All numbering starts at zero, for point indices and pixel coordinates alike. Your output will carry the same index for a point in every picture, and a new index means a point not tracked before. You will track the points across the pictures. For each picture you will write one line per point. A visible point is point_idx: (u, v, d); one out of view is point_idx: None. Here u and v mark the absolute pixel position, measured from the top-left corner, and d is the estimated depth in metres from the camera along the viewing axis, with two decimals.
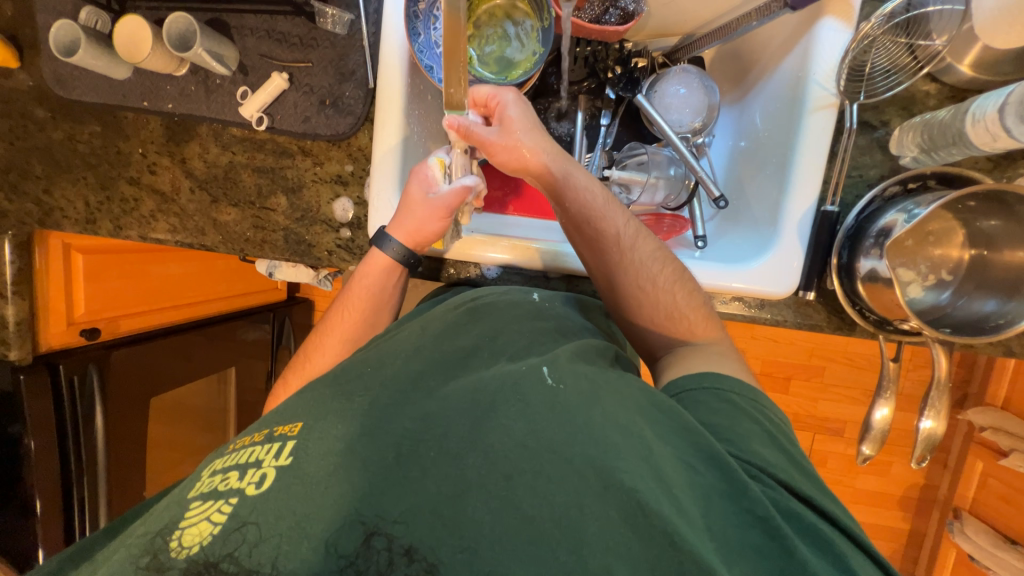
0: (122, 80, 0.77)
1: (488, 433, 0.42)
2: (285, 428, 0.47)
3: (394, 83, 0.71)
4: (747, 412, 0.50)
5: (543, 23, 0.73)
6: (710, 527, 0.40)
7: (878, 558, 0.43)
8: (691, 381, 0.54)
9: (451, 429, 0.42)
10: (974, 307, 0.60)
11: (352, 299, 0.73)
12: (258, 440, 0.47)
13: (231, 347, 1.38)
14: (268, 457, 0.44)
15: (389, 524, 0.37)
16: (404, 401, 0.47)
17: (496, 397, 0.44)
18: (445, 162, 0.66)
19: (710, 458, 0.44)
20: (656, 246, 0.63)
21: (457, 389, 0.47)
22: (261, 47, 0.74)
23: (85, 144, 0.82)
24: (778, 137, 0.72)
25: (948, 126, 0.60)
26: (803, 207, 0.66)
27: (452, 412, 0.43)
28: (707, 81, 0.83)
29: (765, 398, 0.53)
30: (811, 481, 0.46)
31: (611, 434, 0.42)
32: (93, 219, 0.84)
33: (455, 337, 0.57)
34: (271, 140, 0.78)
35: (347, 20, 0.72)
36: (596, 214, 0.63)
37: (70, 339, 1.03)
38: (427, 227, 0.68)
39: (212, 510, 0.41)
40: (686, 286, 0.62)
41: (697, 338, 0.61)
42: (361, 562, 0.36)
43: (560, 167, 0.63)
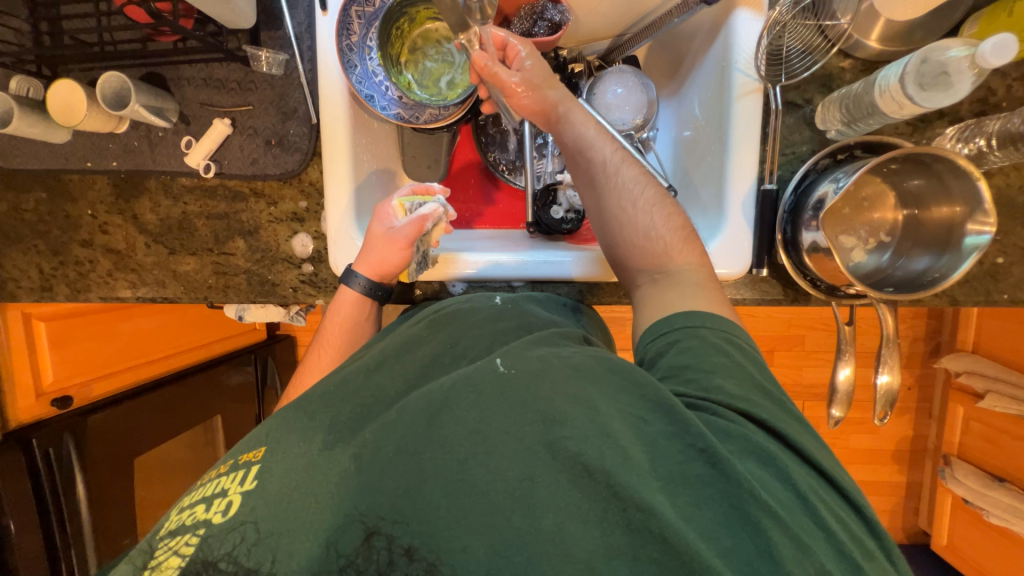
0: (63, 144, 0.77)
1: (444, 427, 0.42)
2: (248, 455, 0.48)
3: (337, 115, 0.72)
4: (716, 345, 0.50)
5: None
6: (657, 469, 0.40)
7: (828, 474, 0.44)
8: (680, 318, 0.53)
9: (408, 434, 0.43)
10: (913, 265, 0.63)
11: (328, 334, 0.73)
12: (223, 471, 0.48)
13: (216, 394, 1.36)
14: (233, 485, 0.45)
15: (388, 525, 0.38)
16: (377, 420, 0.47)
17: (450, 397, 0.45)
18: (403, 201, 0.71)
19: (657, 403, 0.44)
20: (640, 172, 0.65)
21: (417, 398, 0.47)
22: (199, 95, 0.75)
23: (31, 212, 0.81)
24: (712, 123, 0.74)
25: (861, 98, 0.64)
26: (744, 188, 0.69)
27: (422, 424, 0.43)
28: (643, 78, 0.85)
29: (737, 329, 0.53)
30: (771, 405, 0.47)
31: (563, 407, 0.42)
32: (50, 286, 0.83)
33: (414, 350, 0.58)
34: (222, 186, 0.78)
35: (282, 60, 0.73)
36: (587, 145, 0.66)
37: (41, 411, 1.01)
38: (389, 259, 0.70)
39: (180, 544, 0.42)
40: (675, 221, 0.62)
41: (674, 261, 0.60)
42: (361, 561, 0.38)
43: (563, 100, 0.68)
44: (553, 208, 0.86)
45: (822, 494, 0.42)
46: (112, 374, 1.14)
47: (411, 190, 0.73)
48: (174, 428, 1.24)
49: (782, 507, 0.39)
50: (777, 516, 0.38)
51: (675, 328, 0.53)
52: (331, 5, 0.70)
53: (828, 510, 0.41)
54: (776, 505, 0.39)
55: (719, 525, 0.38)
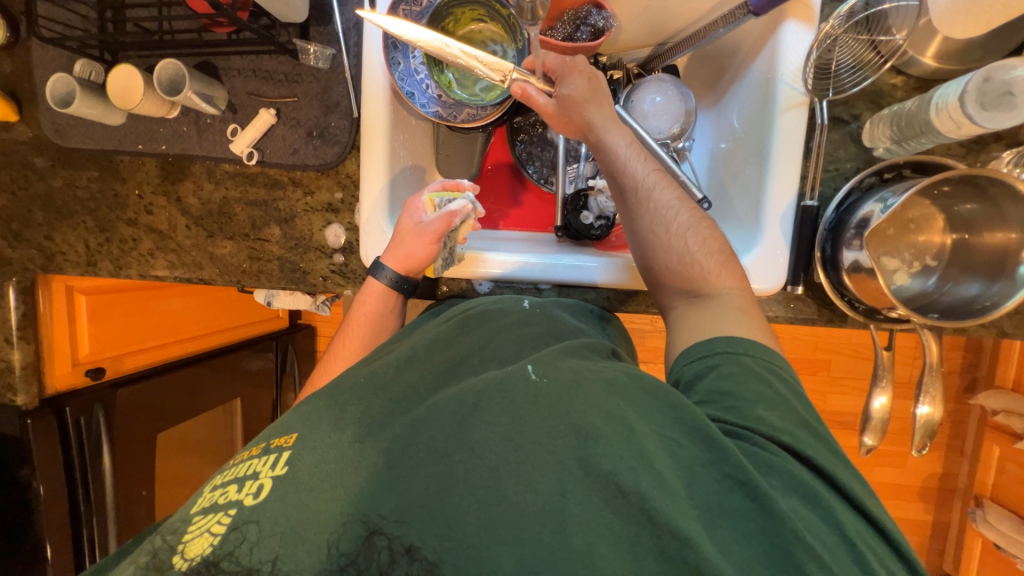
0: (117, 126, 0.80)
1: (473, 429, 0.42)
2: (280, 441, 0.48)
3: (378, 111, 0.73)
4: (757, 374, 0.49)
5: (517, 45, 0.74)
6: (693, 498, 0.39)
7: (874, 519, 0.42)
8: (719, 345, 0.52)
9: (437, 431, 0.43)
10: (961, 291, 0.61)
11: (354, 324, 0.75)
12: (255, 454, 0.48)
13: (238, 377, 1.45)
14: (264, 469, 0.45)
15: (389, 525, 0.39)
16: (406, 416, 0.47)
17: (480, 397, 0.45)
18: (434, 197, 0.72)
19: (694, 428, 0.43)
20: (675, 194, 0.63)
21: (446, 397, 0.47)
22: (247, 85, 0.77)
23: (84, 189, 0.85)
24: (753, 135, 0.73)
25: (915, 116, 0.61)
26: (784, 204, 0.67)
27: (453, 426, 0.43)
28: (683, 88, 0.85)
29: (778, 359, 0.52)
30: (815, 442, 0.45)
31: (596, 419, 0.42)
32: (94, 261, 0.87)
33: (443, 348, 0.58)
34: (262, 173, 0.80)
35: (329, 54, 0.74)
36: (618, 168, 0.65)
37: (76, 380, 1.05)
38: (417, 253, 0.71)
39: (212, 522, 0.43)
40: (710, 246, 0.61)
41: (710, 284, 0.59)
42: (361, 562, 0.38)
43: (597, 123, 0.67)
44: (583, 214, 0.87)
45: (870, 541, 0.40)
46: (144, 349, 1.20)
47: (442, 185, 0.74)
48: (193, 409, 1.29)
49: (826, 550, 0.38)
50: (821, 560, 0.37)
51: (715, 355, 0.51)
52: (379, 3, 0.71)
53: (878, 560, 0.39)
54: (822, 549, 0.38)
55: (761, 564, 0.37)
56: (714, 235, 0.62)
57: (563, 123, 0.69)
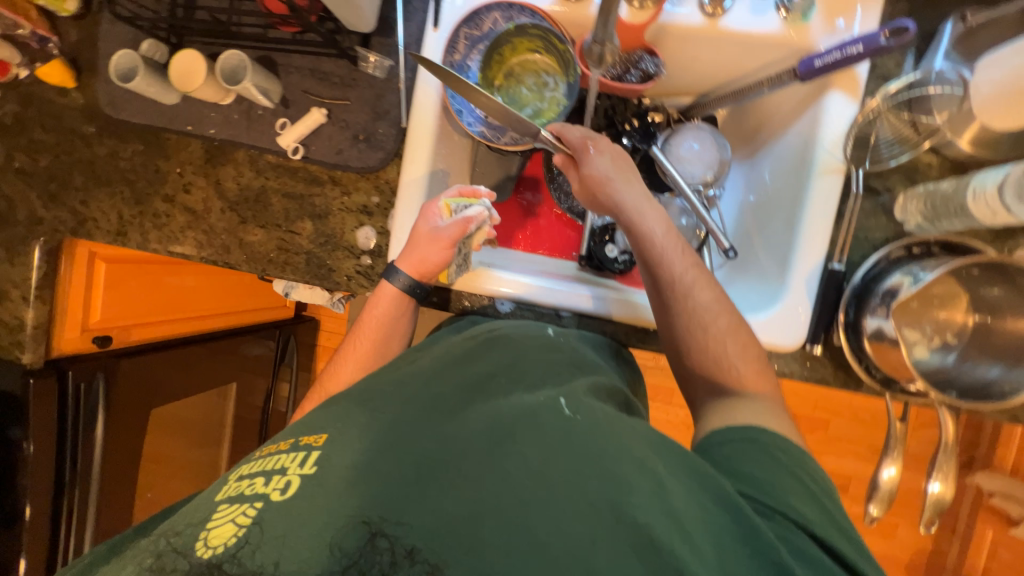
0: (171, 105, 0.83)
1: (505, 456, 0.42)
2: (309, 438, 0.49)
3: (426, 123, 0.75)
4: (785, 460, 0.49)
5: (569, 78, 0.76)
6: (721, 568, 0.39)
7: None
8: (734, 434, 0.53)
9: (466, 454, 0.43)
10: (979, 372, 0.62)
11: (366, 328, 0.75)
12: (283, 449, 0.48)
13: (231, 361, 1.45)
14: (292, 465, 0.45)
15: (392, 526, 0.39)
16: (434, 430, 0.47)
17: (514, 425, 0.45)
18: (450, 202, 0.72)
19: (723, 498, 0.43)
20: (709, 290, 0.64)
21: (477, 419, 0.47)
22: (303, 83, 0.79)
23: (126, 161, 0.87)
24: (786, 193, 0.75)
25: (951, 198, 0.63)
26: (810, 264, 0.68)
27: (486, 451, 0.43)
28: (720, 138, 0.88)
29: (803, 445, 0.52)
30: (840, 534, 0.45)
31: (629, 469, 0.42)
32: (124, 231, 0.88)
33: (471, 366, 0.58)
34: (303, 168, 0.81)
35: (387, 65, 0.77)
36: (652, 258, 0.66)
37: (83, 345, 1.04)
38: (431, 258, 0.71)
39: (236, 513, 0.42)
40: (732, 330, 0.62)
41: (748, 389, 0.59)
42: (363, 562, 0.38)
43: (634, 209, 0.68)
44: (609, 246, 0.89)
45: None
46: (151, 323, 1.20)
47: (459, 191, 0.74)
48: (184, 386, 1.28)
49: None
50: None
51: (730, 442, 0.52)
52: (443, 23, 0.74)
53: None
54: None
55: None
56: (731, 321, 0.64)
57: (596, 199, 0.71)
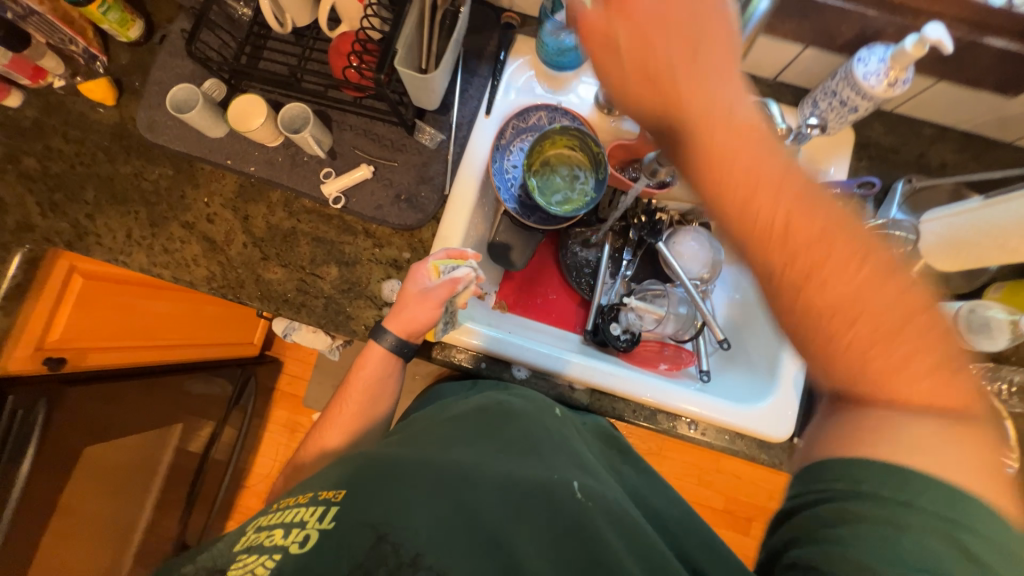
0: (214, 138, 0.84)
1: (515, 531, 0.47)
2: (328, 493, 0.52)
3: (469, 196, 0.82)
4: (894, 522, 0.39)
5: (598, 175, 0.85)
6: None
7: None
8: (834, 473, 0.43)
9: (479, 516, 0.48)
10: None
11: (352, 388, 0.77)
12: (303, 501, 0.52)
13: (176, 397, 1.31)
14: (312, 519, 0.49)
15: (396, 534, 0.46)
16: (453, 491, 0.50)
17: (524, 499, 0.49)
18: (438, 264, 0.74)
19: None
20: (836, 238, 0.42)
21: (493, 487, 0.50)
22: (354, 140, 0.84)
23: (150, 183, 0.86)
24: (772, 300, 0.87)
25: None
26: (795, 366, 0.78)
27: (498, 520, 0.48)
28: (715, 241, 0.99)
29: (955, 503, 0.38)
30: None
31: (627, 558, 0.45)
32: (128, 252, 0.84)
33: (490, 432, 0.60)
34: (339, 217, 0.84)
35: (440, 139, 0.83)
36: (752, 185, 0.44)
37: (33, 366, 0.94)
38: (419, 317, 0.74)
39: (258, 563, 0.47)
40: (907, 368, 0.42)
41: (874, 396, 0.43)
42: (369, 563, 0.45)
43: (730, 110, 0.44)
44: (614, 325, 0.96)
45: None
46: (109, 347, 1.11)
47: (447, 252, 0.76)
48: (129, 422, 1.15)
49: None
50: None
51: (828, 484, 0.42)
52: (494, 112, 0.85)
53: None
54: None
55: None
56: (895, 371, 0.42)
57: (699, 174, 0.46)
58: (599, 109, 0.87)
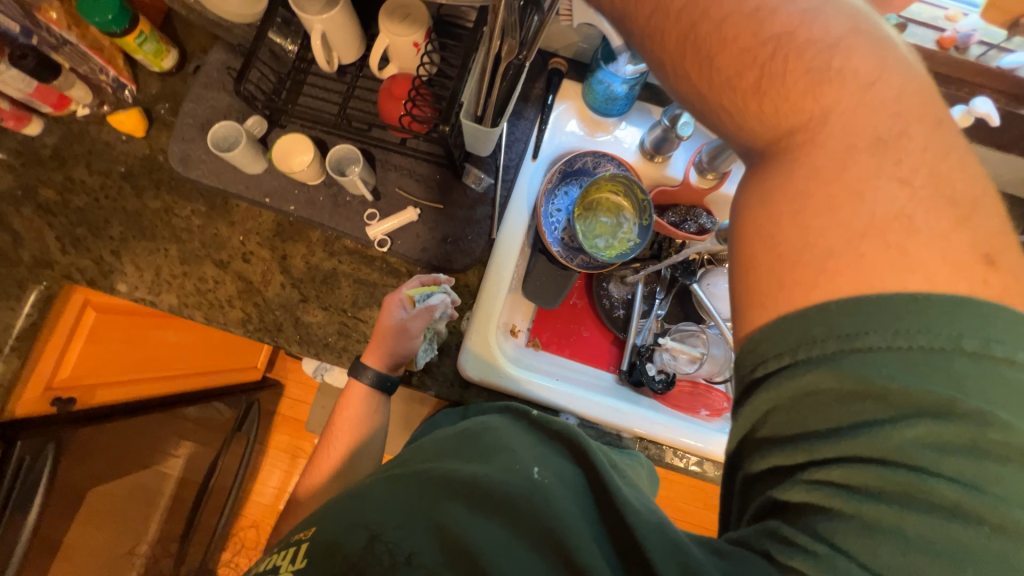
0: (252, 175, 0.81)
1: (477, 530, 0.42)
2: (300, 532, 0.48)
3: (515, 238, 0.83)
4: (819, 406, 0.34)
5: (643, 221, 0.85)
6: None
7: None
8: (773, 348, 0.35)
9: (450, 514, 0.43)
10: None
11: (337, 432, 0.77)
12: (276, 549, 0.48)
13: (179, 427, 1.26)
14: (284, 563, 0.44)
15: (388, 532, 0.43)
16: (421, 491, 0.45)
17: (489, 495, 0.44)
18: (412, 293, 0.74)
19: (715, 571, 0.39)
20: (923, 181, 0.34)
21: (455, 483, 0.45)
22: (399, 181, 0.83)
23: (181, 219, 0.82)
24: None
25: None
26: None
27: (464, 511, 0.43)
28: None
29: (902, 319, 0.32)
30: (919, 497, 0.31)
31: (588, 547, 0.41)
32: (159, 292, 0.80)
33: (464, 436, 0.54)
34: (383, 259, 0.82)
35: (485, 182, 0.82)
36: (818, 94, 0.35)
37: (41, 408, 0.87)
38: (398, 350, 0.73)
39: None
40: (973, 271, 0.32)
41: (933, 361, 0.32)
42: (360, 563, 0.41)
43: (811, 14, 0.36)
44: (649, 365, 0.95)
45: None
46: (118, 383, 1.05)
47: (420, 281, 0.77)
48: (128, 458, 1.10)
49: None
50: None
51: (761, 366, 0.36)
52: (541, 156, 0.86)
53: None
54: None
55: None
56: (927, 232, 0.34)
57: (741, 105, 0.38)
58: (643, 155, 0.87)
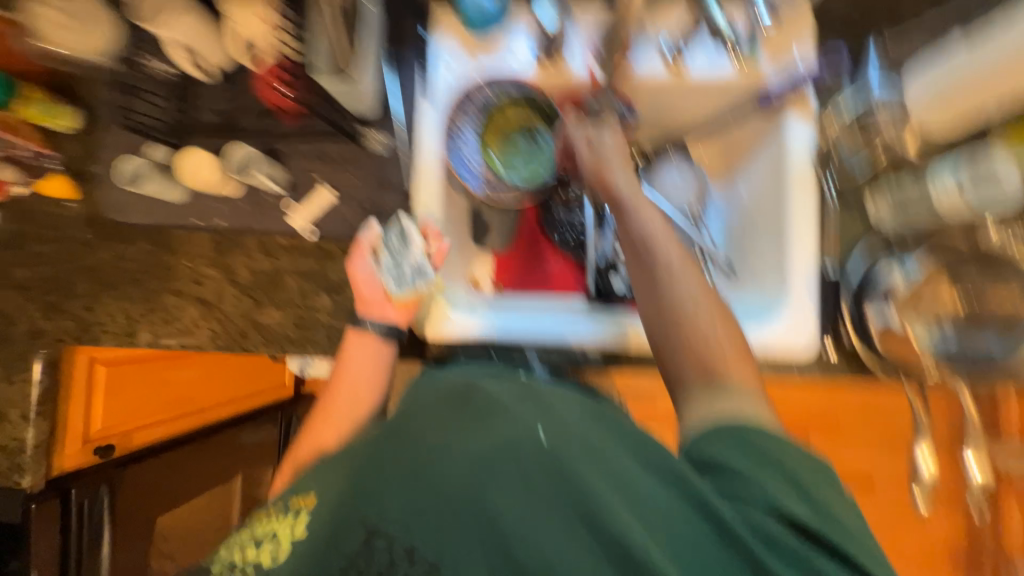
0: (179, 203, 0.86)
1: (488, 497, 0.40)
2: (299, 499, 0.51)
3: (430, 187, 0.81)
4: (768, 455, 0.46)
5: (554, 131, 0.84)
6: None
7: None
8: (733, 437, 0.49)
9: (447, 482, 0.41)
10: (979, 347, 0.67)
11: (340, 390, 0.79)
12: (276, 513, 0.51)
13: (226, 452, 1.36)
14: (281, 530, 0.49)
15: (387, 526, 0.42)
16: (413, 468, 0.43)
17: (492, 459, 0.41)
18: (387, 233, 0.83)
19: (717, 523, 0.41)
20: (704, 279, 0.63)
21: (459, 451, 0.43)
22: (308, 167, 0.84)
23: (132, 262, 0.88)
24: (771, 208, 0.81)
25: (918, 194, 0.68)
26: (804, 270, 0.75)
27: (471, 475, 0.41)
28: (696, 167, 0.92)
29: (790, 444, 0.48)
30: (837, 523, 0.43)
31: (613, 503, 0.39)
32: (134, 331, 0.87)
33: (458, 396, 0.50)
34: (317, 246, 0.84)
35: (388, 140, 0.83)
36: (655, 243, 0.64)
37: (84, 459, 0.98)
38: (376, 281, 0.80)
39: None
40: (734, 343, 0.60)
41: (729, 371, 0.56)
42: (363, 561, 0.42)
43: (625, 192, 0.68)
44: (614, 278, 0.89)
45: None
46: (151, 424, 1.15)
47: None
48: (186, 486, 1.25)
49: None
50: None
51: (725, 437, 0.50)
52: (432, 95, 0.80)
53: None
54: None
55: None
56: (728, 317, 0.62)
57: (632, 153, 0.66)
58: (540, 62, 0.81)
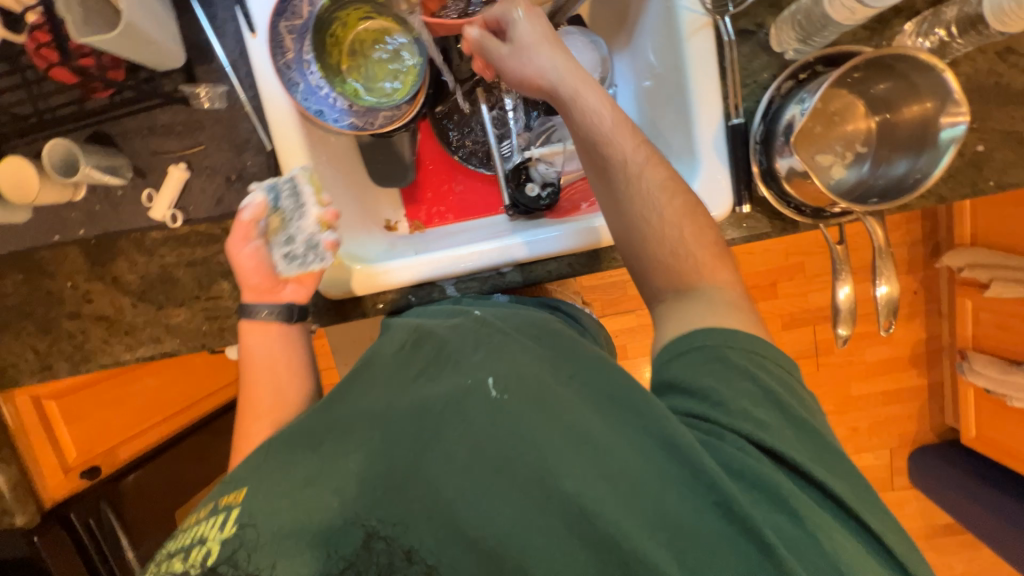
0: (25, 222, 0.76)
1: (432, 459, 0.47)
2: (228, 498, 0.49)
3: (289, 136, 0.68)
4: (740, 367, 0.50)
5: (412, 34, 0.76)
6: (657, 518, 0.43)
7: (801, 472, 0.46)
8: (706, 341, 0.51)
9: (394, 452, 0.48)
10: (892, 171, 0.64)
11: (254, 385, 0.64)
12: (203, 516, 0.49)
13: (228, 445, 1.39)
14: (212, 532, 0.47)
15: (384, 528, 0.45)
16: (364, 440, 0.49)
17: (438, 421, 0.48)
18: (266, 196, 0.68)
19: (662, 442, 0.46)
20: (666, 173, 0.58)
21: (400, 410, 0.50)
22: (149, 144, 0.74)
23: (12, 295, 0.80)
24: (671, 66, 0.72)
25: (812, 13, 0.63)
26: (711, 129, 0.67)
27: (415, 449, 0.47)
28: (592, 37, 0.85)
29: (766, 351, 0.52)
30: (786, 425, 0.48)
31: (553, 440, 0.46)
32: (47, 364, 0.82)
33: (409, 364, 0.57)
34: (192, 231, 0.76)
35: (222, 91, 0.72)
36: (603, 138, 0.58)
37: (72, 485, 1.02)
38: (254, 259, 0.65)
39: None
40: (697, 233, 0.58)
41: (702, 278, 0.56)
42: (361, 562, 0.44)
43: (558, 82, 0.60)
44: (528, 186, 0.84)
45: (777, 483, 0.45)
46: (136, 435, 1.17)
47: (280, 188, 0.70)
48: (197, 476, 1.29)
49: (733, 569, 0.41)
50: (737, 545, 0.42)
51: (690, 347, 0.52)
52: (257, 25, 0.67)
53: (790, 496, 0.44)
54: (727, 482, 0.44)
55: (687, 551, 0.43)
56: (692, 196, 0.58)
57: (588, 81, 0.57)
58: None
